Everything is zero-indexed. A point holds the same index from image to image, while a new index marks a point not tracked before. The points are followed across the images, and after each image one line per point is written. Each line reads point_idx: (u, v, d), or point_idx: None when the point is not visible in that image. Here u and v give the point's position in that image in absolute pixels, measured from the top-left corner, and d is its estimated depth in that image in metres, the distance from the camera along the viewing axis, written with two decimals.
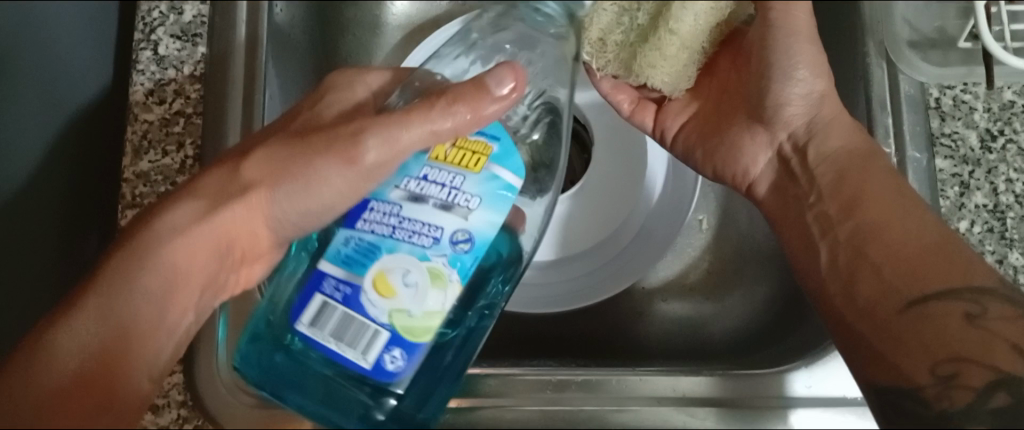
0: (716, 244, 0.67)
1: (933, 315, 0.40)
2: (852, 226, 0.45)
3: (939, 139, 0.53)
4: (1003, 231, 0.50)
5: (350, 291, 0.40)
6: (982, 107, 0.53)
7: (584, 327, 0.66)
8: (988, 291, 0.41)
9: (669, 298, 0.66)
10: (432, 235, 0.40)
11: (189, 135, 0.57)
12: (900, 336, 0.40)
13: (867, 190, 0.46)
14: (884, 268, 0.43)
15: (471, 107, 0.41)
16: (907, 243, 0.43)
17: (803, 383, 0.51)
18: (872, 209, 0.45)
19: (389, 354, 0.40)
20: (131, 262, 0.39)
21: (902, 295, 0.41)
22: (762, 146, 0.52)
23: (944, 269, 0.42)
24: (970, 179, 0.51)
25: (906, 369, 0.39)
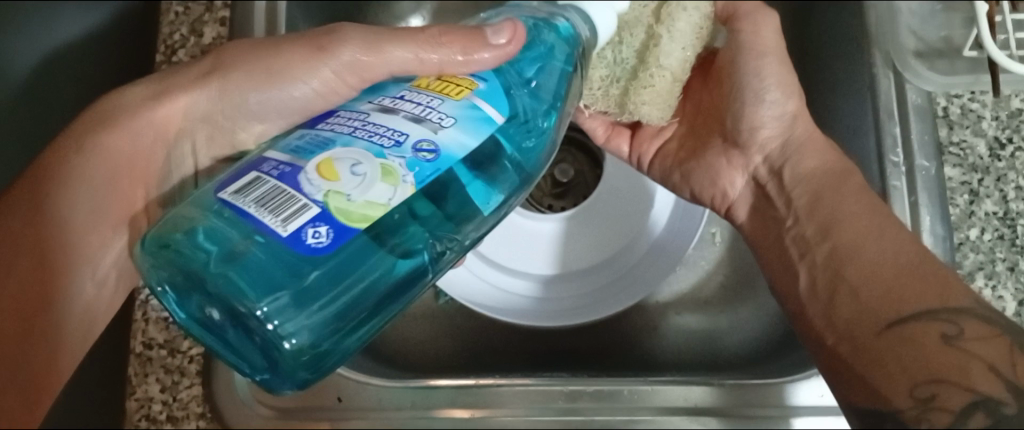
0: (729, 256, 0.68)
1: (912, 337, 0.38)
2: (828, 248, 0.45)
3: (948, 147, 0.53)
4: (1014, 238, 0.49)
5: (288, 169, 0.36)
6: (991, 115, 0.52)
7: (597, 341, 0.66)
8: (965, 311, 0.39)
9: (683, 311, 0.67)
10: (395, 139, 0.37)
11: None
12: (878, 357, 0.39)
13: (842, 211, 0.46)
14: (861, 290, 0.42)
15: (462, 49, 0.44)
16: (881, 264, 0.42)
17: (815, 392, 0.51)
18: (847, 231, 0.45)
19: (314, 229, 0.34)
20: (107, 128, 0.44)
21: (879, 317, 0.40)
22: (737, 169, 0.55)
23: (919, 289, 0.40)
24: (979, 186, 0.51)
25: (884, 391, 0.37)
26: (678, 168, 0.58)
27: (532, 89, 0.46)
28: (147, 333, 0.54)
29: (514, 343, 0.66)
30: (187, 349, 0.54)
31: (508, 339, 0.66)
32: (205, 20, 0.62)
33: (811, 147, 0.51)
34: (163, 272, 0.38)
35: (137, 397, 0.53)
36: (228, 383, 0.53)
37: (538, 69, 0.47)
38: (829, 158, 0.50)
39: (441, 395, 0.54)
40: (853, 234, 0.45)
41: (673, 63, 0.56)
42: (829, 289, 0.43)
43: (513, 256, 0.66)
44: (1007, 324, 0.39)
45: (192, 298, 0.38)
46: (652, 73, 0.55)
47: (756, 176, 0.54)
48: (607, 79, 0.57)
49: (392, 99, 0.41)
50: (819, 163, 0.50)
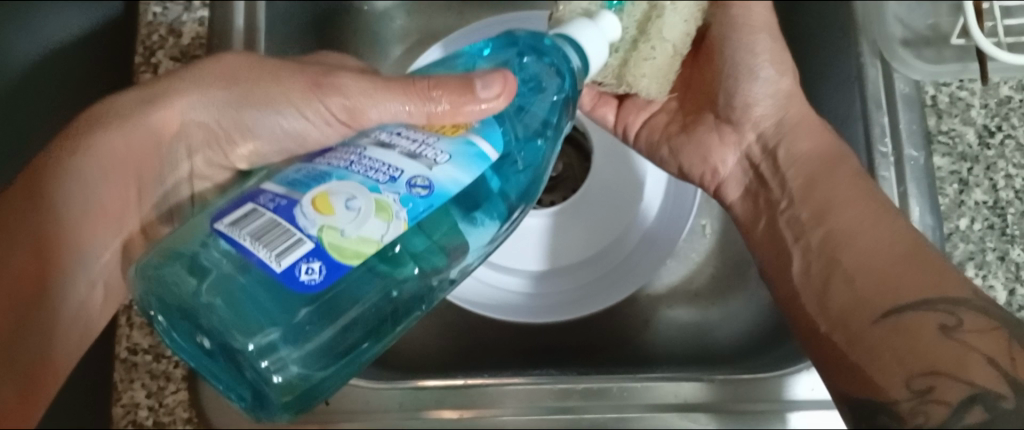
0: (719, 248, 0.67)
1: (908, 328, 0.38)
2: (823, 233, 0.45)
3: (936, 136, 0.53)
4: (1004, 228, 0.48)
5: (284, 202, 0.36)
6: (980, 103, 0.51)
7: (588, 335, 0.66)
8: (964, 302, 0.39)
9: (675, 304, 0.67)
10: (390, 174, 0.37)
11: None
12: (873, 347, 0.38)
13: (837, 197, 0.46)
14: (860, 278, 0.42)
15: (450, 100, 0.41)
16: (880, 253, 0.42)
17: (805, 386, 0.51)
18: (843, 217, 0.45)
19: (307, 265, 0.34)
20: (93, 129, 0.45)
21: (876, 307, 0.40)
22: (730, 147, 0.54)
23: (918, 277, 0.40)
24: (969, 175, 0.51)
25: (879, 382, 0.37)
26: (667, 142, 0.57)
27: (524, 117, 0.45)
28: (132, 338, 0.54)
29: (507, 339, 0.66)
30: (172, 354, 0.53)
31: (500, 333, 0.66)
32: (184, 20, 0.61)
33: (805, 128, 0.51)
34: (156, 299, 0.38)
35: (123, 403, 0.53)
36: (214, 387, 0.52)
37: (531, 99, 0.45)
38: (823, 140, 0.50)
39: (429, 395, 0.53)
40: (848, 224, 0.45)
41: (674, 37, 0.54)
42: (826, 276, 0.43)
43: (505, 263, 0.65)
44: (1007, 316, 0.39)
45: (182, 327, 0.37)
46: (654, 46, 0.53)
47: (749, 157, 0.53)
48: (605, 49, 0.53)
49: (389, 135, 0.40)
50: (814, 145, 0.50)
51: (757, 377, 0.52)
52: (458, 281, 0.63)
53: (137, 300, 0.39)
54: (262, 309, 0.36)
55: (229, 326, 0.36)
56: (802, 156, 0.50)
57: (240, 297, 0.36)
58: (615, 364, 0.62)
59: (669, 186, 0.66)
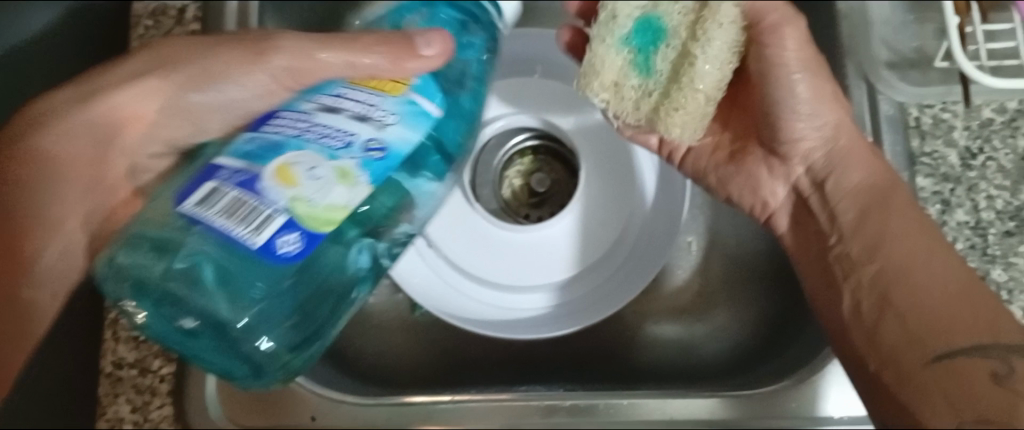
0: (705, 264, 0.68)
1: (964, 372, 0.38)
2: (875, 269, 0.45)
3: (920, 158, 0.54)
4: (985, 247, 0.50)
5: (246, 177, 0.36)
6: (962, 125, 0.53)
7: (574, 351, 0.66)
8: (1019, 350, 0.39)
9: (660, 320, 0.67)
10: (343, 139, 0.38)
11: None
12: (923, 386, 0.39)
13: (889, 231, 0.46)
14: (915, 316, 0.42)
15: (391, 52, 0.43)
16: (935, 292, 0.42)
17: (836, 403, 0.52)
18: (896, 251, 0.45)
19: (285, 238, 0.35)
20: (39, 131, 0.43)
21: (929, 348, 0.40)
22: (778, 179, 0.54)
23: (970, 323, 0.40)
24: (951, 196, 0.52)
25: (928, 423, 0.37)
26: (716, 171, 0.57)
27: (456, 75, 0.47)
28: (117, 352, 0.53)
29: (491, 355, 0.65)
30: (157, 368, 0.53)
31: (483, 349, 0.65)
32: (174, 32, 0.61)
33: (856, 159, 0.50)
34: (128, 286, 0.38)
35: (108, 418, 0.52)
36: (199, 402, 0.52)
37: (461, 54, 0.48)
38: (875, 171, 0.50)
39: (417, 411, 0.53)
40: (905, 261, 0.44)
41: (708, 84, 0.53)
42: (876, 309, 0.43)
43: (480, 261, 0.66)
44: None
45: (158, 312, 0.38)
46: (685, 95, 0.53)
47: (795, 187, 0.53)
48: (640, 90, 0.56)
49: (333, 97, 0.40)
50: (865, 177, 0.50)
51: (747, 394, 0.53)
52: (442, 299, 0.64)
53: (103, 287, 0.39)
54: (245, 278, 0.37)
55: (206, 306, 0.38)
56: (850, 191, 0.49)
57: (219, 281, 0.37)
58: (617, 384, 0.63)
59: (656, 172, 0.66)
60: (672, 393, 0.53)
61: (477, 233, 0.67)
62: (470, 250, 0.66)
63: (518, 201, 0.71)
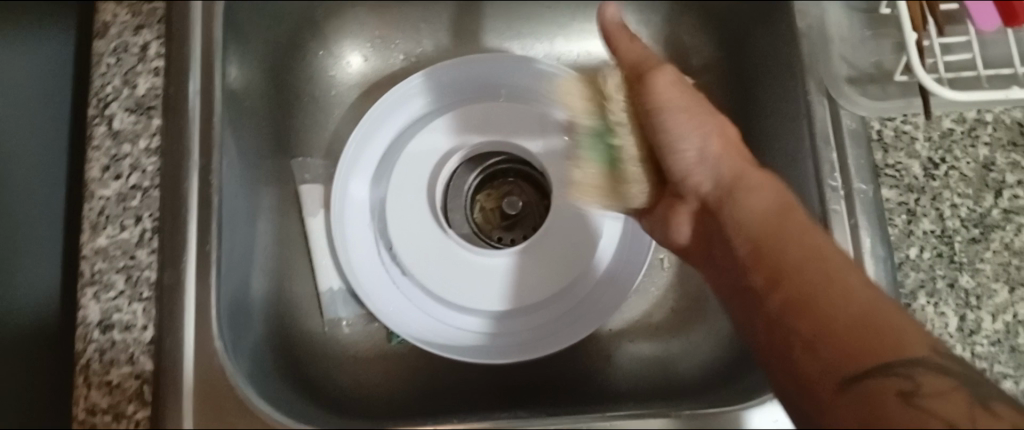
0: (679, 281, 0.68)
1: (877, 397, 0.35)
2: (783, 295, 0.40)
3: (884, 170, 0.54)
4: (952, 255, 0.52)
5: None
6: (923, 136, 0.55)
7: (551, 374, 0.66)
8: (920, 361, 0.36)
9: (637, 338, 0.67)
10: None
11: (146, 208, 0.56)
12: (844, 416, 0.35)
13: (786, 260, 0.41)
14: (816, 314, 0.38)
15: None
16: (841, 307, 0.37)
17: (768, 417, 0.52)
18: (793, 278, 0.40)
19: None
20: None
21: (839, 372, 0.36)
22: (682, 217, 0.49)
23: (874, 341, 0.37)
24: (917, 206, 0.53)
25: None
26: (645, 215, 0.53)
27: None
28: (90, 398, 0.53)
29: (468, 382, 0.65)
30: (133, 414, 0.52)
31: (466, 375, 0.65)
32: (139, 70, 0.59)
33: (754, 186, 0.45)
34: None
35: None
36: None
37: None
38: (770, 196, 0.45)
39: None
40: (802, 264, 0.40)
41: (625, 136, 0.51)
42: (748, 295, 0.42)
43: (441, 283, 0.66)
44: (953, 371, 0.37)
45: None
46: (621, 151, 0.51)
47: (699, 214, 0.49)
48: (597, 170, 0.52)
49: None
50: (760, 202, 0.44)
51: (720, 410, 0.53)
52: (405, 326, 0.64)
53: None
54: None
55: None
56: (751, 217, 0.44)
57: None
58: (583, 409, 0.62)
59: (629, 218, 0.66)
60: (652, 414, 0.53)
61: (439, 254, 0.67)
62: (442, 278, 0.66)
63: (485, 224, 0.71)
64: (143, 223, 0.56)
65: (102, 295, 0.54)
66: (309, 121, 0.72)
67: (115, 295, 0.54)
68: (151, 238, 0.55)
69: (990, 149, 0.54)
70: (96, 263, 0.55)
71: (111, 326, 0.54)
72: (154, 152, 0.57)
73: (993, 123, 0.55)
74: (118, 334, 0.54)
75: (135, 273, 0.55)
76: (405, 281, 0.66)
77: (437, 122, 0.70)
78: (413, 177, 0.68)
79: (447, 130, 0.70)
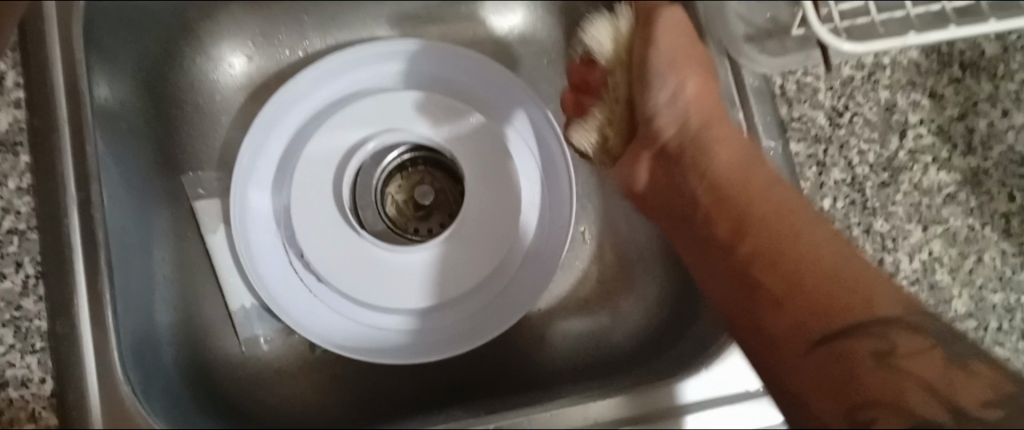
0: (601, 251, 0.67)
1: (844, 356, 0.35)
2: (750, 246, 0.41)
3: (790, 124, 0.54)
4: (864, 201, 0.53)
5: None
6: (825, 86, 0.55)
7: (484, 363, 0.65)
8: (896, 321, 0.36)
9: (566, 316, 0.66)
10: None
11: (25, 253, 0.51)
12: (811, 377, 0.35)
13: (754, 210, 0.42)
14: (781, 264, 0.39)
15: None
16: (816, 260, 0.38)
17: (696, 388, 0.52)
18: (760, 228, 0.41)
19: None
20: None
21: (811, 332, 0.36)
22: (642, 159, 0.51)
23: (849, 299, 0.37)
24: (825, 156, 0.53)
25: (820, 413, 0.34)
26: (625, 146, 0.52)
27: None
28: None
29: (400, 384, 0.63)
30: None
31: (398, 377, 0.63)
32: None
33: (715, 138, 0.48)
34: None
35: None
36: None
37: None
38: (736, 147, 0.47)
39: None
40: (767, 215, 0.42)
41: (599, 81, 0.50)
42: (709, 244, 0.44)
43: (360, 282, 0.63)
44: (932, 329, 0.37)
45: None
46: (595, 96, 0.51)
47: (654, 160, 0.50)
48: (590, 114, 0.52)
49: None
50: (727, 152, 0.47)
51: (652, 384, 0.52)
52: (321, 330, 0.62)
53: None
54: None
55: None
56: (712, 165, 0.47)
57: None
58: (524, 395, 0.61)
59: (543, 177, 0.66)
60: (592, 396, 0.53)
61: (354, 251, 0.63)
62: (359, 280, 0.63)
63: (400, 216, 0.70)
64: (25, 268, 0.51)
65: None
66: (195, 132, 0.67)
67: (4, 351, 0.50)
68: (36, 285, 0.51)
69: (890, 91, 0.54)
70: None
71: (5, 383, 0.49)
72: (26, 191, 0.52)
73: (891, 65, 0.55)
74: (14, 392, 0.49)
75: (23, 325, 0.50)
76: (322, 287, 0.63)
77: (335, 119, 0.65)
78: (313, 181, 0.64)
79: (346, 125, 0.65)
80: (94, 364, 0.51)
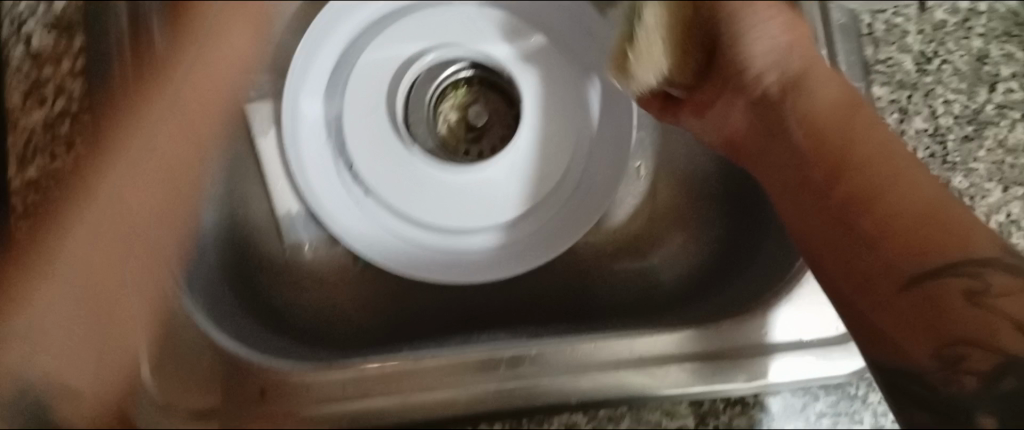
0: (655, 188, 0.66)
1: (936, 297, 0.36)
2: (842, 187, 0.42)
3: (874, 66, 0.51)
4: (945, 155, 0.50)
5: None
6: (915, 29, 0.52)
7: (526, 291, 0.64)
8: (989, 261, 0.37)
9: (612, 250, 0.65)
10: None
11: (78, 135, 0.52)
12: (898, 311, 0.37)
13: (851, 142, 0.43)
14: (873, 207, 0.40)
15: None
16: (908, 204, 0.39)
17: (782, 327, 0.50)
18: (859, 162, 0.42)
19: None
20: None
21: (901, 272, 0.37)
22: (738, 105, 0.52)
23: (942, 237, 0.38)
24: (908, 103, 0.51)
25: (906, 348, 0.36)
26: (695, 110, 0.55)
27: None
28: None
29: (441, 303, 0.63)
30: None
31: (439, 297, 0.63)
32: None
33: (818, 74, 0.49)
34: None
35: None
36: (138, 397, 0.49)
37: None
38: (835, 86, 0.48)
39: (368, 374, 0.49)
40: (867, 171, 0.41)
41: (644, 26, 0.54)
42: (796, 183, 0.45)
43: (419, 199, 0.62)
44: (1019, 268, 0.37)
45: None
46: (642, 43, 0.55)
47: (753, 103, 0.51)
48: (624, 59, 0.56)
49: None
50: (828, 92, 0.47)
51: (709, 323, 0.50)
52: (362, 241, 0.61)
53: None
54: None
55: None
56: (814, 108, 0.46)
57: None
58: (560, 326, 0.59)
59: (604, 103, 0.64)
60: (643, 330, 0.50)
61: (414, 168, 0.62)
62: (417, 195, 0.62)
63: (454, 140, 0.66)
64: (77, 151, 0.52)
65: None
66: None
67: None
68: (86, 168, 0.51)
69: (984, 41, 0.51)
70: (29, 196, 0.51)
71: None
72: (78, 73, 0.52)
73: (987, 14, 0.52)
74: None
75: None
76: (369, 201, 0.62)
77: (393, 28, 0.64)
78: (366, 89, 0.63)
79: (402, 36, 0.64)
80: (141, 249, 0.51)
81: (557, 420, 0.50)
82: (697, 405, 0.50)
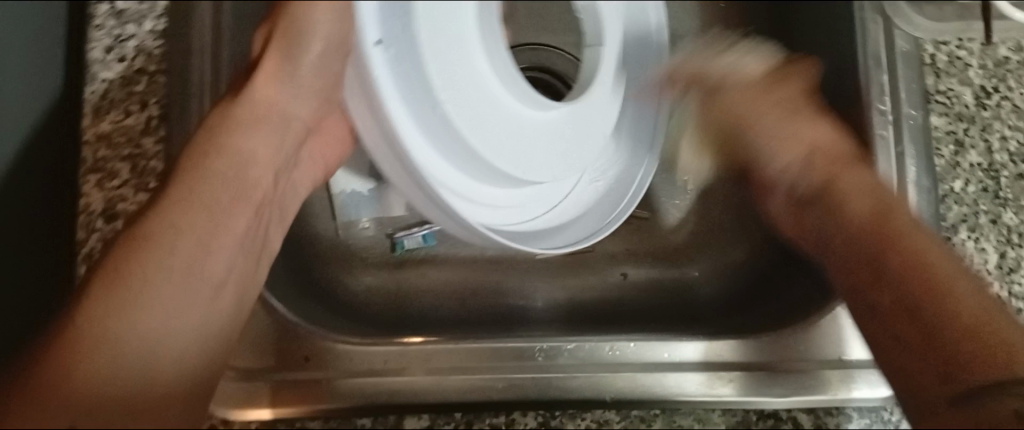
0: (703, 203, 0.65)
1: (940, 326, 0.42)
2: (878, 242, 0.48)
3: (934, 96, 0.52)
4: (998, 190, 0.50)
5: None
6: (977, 63, 0.52)
7: (566, 294, 0.62)
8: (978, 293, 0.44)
9: (655, 260, 0.64)
10: None
11: (152, 94, 0.53)
12: (942, 345, 0.42)
13: (899, 218, 0.48)
14: (900, 241, 0.47)
15: None
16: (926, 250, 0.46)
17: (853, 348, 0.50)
18: (901, 223, 0.47)
19: None
20: (126, 305, 0.38)
21: (907, 301, 0.44)
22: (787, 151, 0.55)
23: (952, 271, 0.45)
24: (965, 136, 0.51)
25: (963, 368, 0.41)
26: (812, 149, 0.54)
27: None
28: None
29: (471, 302, 0.62)
30: None
31: (471, 297, 0.63)
32: None
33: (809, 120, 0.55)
34: None
35: None
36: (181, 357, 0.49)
37: None
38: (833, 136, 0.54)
39: (408, 355, 0.51)
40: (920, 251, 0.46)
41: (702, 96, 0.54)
42: (802, 230, 0.54)
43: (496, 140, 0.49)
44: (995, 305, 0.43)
45: None
46: None
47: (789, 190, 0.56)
48: None
49: None
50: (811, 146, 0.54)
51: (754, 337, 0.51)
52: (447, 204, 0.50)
53: None
54: None
55: None
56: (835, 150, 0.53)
57: None
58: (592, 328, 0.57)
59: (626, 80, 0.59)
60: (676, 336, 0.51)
61: (458, 116, 0.47)
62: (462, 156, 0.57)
63: None
64: (149, 110, 0.53)
65: (105, 184, 0.52)
66: None
67: (119, 185, 0.52)
68: (157, 126, 0.53)
69: None
70: (99, 149, 0.53)
71: (114, 216, 0.52)
72: (160, 35, 0.54)
73: None
74: (122, 225, 0.52)
75: (140, 162, 0.53)
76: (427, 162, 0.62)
77: None
78: None
79: None
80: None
81: (589, 417, 0.50)
82: (731, 415, 0.50)
